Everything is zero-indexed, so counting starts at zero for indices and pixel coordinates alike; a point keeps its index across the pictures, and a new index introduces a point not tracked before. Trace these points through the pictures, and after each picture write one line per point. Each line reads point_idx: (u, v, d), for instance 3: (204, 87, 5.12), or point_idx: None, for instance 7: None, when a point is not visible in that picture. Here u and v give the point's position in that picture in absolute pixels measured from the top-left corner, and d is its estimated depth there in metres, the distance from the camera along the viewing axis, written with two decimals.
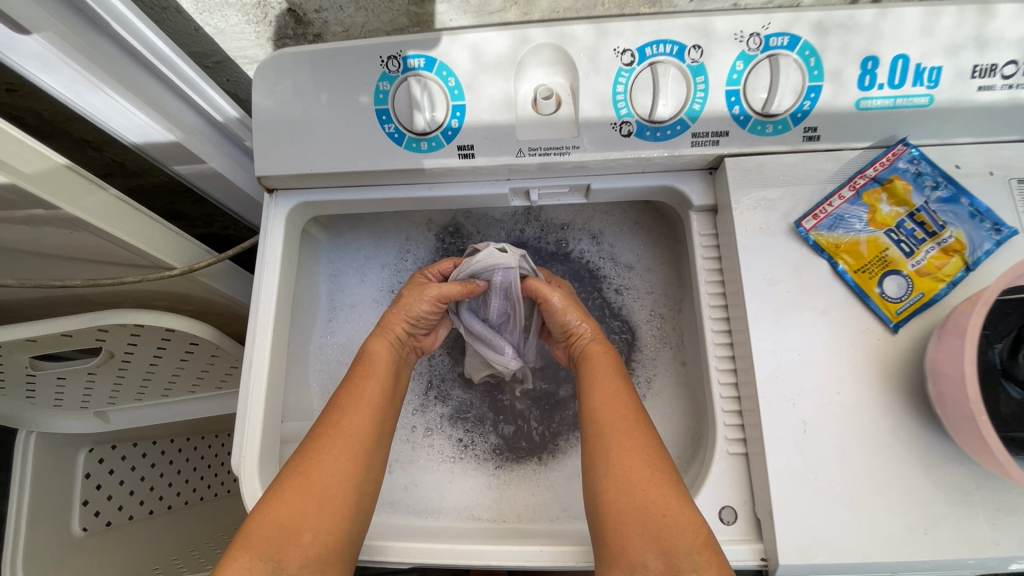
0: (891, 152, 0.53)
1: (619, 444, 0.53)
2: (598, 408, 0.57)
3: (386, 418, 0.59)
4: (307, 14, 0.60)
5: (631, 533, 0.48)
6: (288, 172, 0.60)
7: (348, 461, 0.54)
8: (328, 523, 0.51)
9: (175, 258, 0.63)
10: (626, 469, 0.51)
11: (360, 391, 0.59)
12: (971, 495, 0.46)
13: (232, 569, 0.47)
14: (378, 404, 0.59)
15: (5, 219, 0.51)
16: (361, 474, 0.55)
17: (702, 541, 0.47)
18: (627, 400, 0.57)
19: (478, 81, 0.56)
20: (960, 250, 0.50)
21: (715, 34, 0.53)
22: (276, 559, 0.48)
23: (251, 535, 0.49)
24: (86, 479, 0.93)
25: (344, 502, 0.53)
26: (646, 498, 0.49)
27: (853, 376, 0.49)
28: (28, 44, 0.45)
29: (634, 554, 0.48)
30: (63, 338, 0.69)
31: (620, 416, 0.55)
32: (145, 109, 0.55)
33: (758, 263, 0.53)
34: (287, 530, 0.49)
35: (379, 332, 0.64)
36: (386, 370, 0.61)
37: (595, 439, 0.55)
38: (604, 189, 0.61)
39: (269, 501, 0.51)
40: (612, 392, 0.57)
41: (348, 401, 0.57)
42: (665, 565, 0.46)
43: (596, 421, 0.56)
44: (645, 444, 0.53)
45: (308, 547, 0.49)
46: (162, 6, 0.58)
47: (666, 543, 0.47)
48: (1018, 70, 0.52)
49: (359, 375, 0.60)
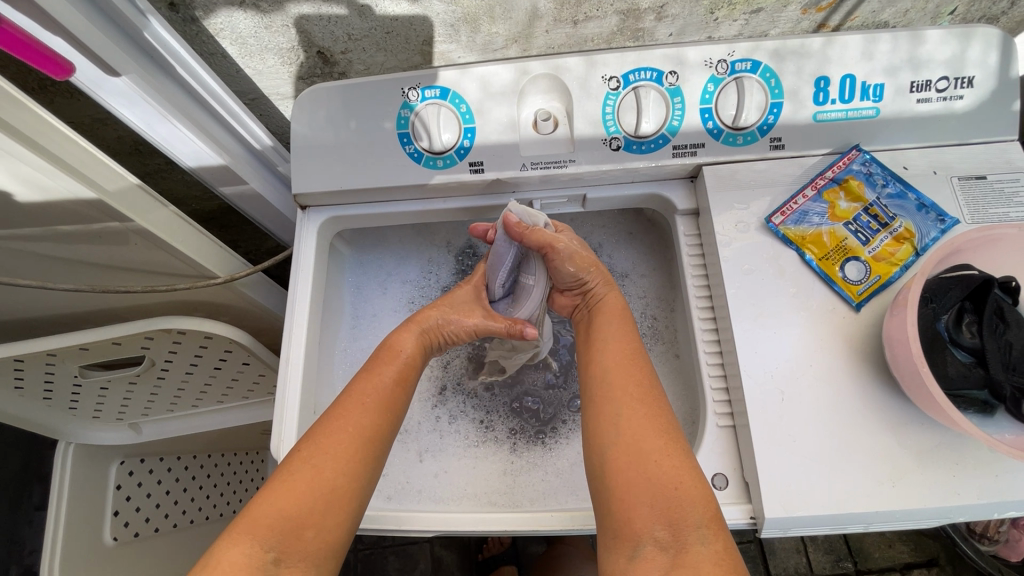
0: (845, 157, 0.62)
1: (633, 411, 0.57)
2: (613, 364, 0.61)
3: (397, 418, 0.62)
4: (334, 55, 0.69)
5: (640, 505, 0.51)
6: (322, 189, 0.68)
7: (360, 464, 0.56)
8: (332, 522, 0.53)
9: (218, 267, 0.72)
10: (638, 440, 0.55)
11: (381, 394, 0.61)
12: (931, 451, 0.52)
13: (230, 554, 0.49)
14: (393, 408, 0.61)
15: (82, 232, 0.60)
16: (367, 476, 0.57)
17: (710, 516, 0.51)
18: (639, 371, 0.60)
19: (486, 107, 0.65)
20: (910, 238, 0.58)
21: (689, 62, 0.62)
22: (278, 552, 0.50)
23: (254, 525, 0.51)
24: (118, 490, 0.94)
25: (348, 504, 0.55)
26: (657, 469, 0.52)
27: (823, 350, 0.56)
28: (116, 84, 0.54)
29: (642, 525, 0.51)
30: (112, 347, 0.76)
31: (634, 380, 0.59)
32: (202, 136, 0.64)
33: (735, 255, 0.60)
34: (293, 525, 0.51)
35: (404, 331, 0.67)
36: (401, 372, 0.64)
37: (607, 401, 0.59)
38: (599, 198, 0.69)
39: (277, 493, 0.53)
40: (629, 351, 0.62)
41: (366, 403, 0.59)
42: (671, 535, 0.50)
43: (607, 382, 0.60)
44: (655, 414, 0.56)
45: (310, 545, 0.52)
46: (211, 53, 0.66)
47: (676, 516, 0.50)
48: (948, 85, 0.61)
49: (378, 377, 0.62)
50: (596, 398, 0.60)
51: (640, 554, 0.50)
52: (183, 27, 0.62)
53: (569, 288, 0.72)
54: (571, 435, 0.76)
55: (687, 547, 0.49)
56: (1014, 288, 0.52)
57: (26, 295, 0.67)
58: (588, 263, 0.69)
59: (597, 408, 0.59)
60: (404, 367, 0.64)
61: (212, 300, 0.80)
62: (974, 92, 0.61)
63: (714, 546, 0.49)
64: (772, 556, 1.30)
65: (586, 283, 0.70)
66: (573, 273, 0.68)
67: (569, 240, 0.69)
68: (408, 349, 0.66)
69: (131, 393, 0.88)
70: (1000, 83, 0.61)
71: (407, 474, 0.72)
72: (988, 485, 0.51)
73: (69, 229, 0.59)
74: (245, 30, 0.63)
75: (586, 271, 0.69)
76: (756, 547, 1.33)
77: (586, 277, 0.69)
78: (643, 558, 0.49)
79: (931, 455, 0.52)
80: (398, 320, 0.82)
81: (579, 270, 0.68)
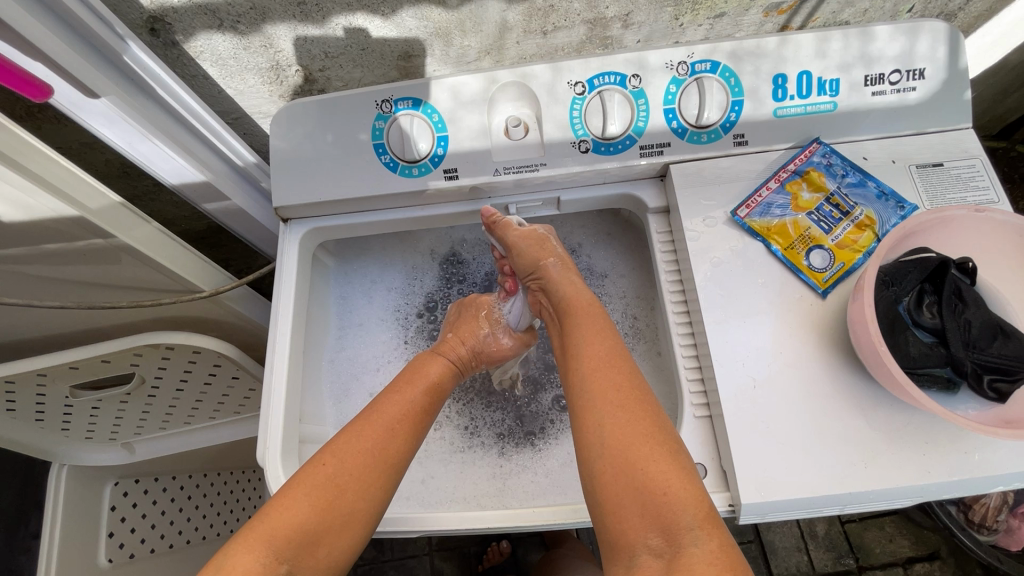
0: (806, 150, 0.64)
1: (615, 420, 0.55)
2: (591, 368, 0.60)
3: (420, 440, 0.62)
4: (313, 73, 0.71)
5: (630, 514, 0.51)
6: (303, 201, 0.70)
7: (381, 487, 0.57)
8: (344, 542, 0.54)
9: (203, 281, 0.73)
10: (623, 448, 0.53)
11: (410, 418, 0.61)
12: (902, 432, 0.53)
13: (243, 562, 0.49)
14: (418, 433, 0.61)
15: (68, 250, 0.62)
16: (385, 497, 0.57)
17: (703, 517, 0.50)
18: (621, 375, 0.59)
19: (458, 115, 0.67)
20: (871, 225, 0.60)
21: (651, 65, 0.64)
22: (291, 563, 0.51)
23: (268, 534, 0.51)
24: (113, 512, 0.94)
25: (364, 523, 0.55)
26: (645, 475, 0.52)
27: (793, 337, 0.57)
28: (96, 106, 0.56)
29: (634, 535, 0.51)
30: (101, 365, 0.77)
31: (613, 386, 0.58)
32: (183, 154, 0.66)
33: (704, 250, 0.62)
34: (309, 540, 0.52)
35: (434, 356, 0.69)
36: (428, 394, 0.64)
37: (589, 410, 0.57)
38: (573, 200, 0.71)
39: (298, 505, 0.53)
40: (605, 353, 0.61)
41: (394, 427, 0.59)
42: (666, 542, 0.50)
43: (590, 392, 0.58)
44: (639, 419, 0.55)
45: (321, 561, 0.53)
46: (191, 75, 0.69)
47: (668, 522, 0.50)
48: (901, 78, 0.63)
49: (408, 399, 0.62)
50: (580, 406, 0.58)
51: (637, 562, 0.50)
52: (163, 51, 0.64)
53: (529, 283, 0.73)
54: (558, 436, 0.77)
55: (682, 550, 0.49)
56: (971, 269, 0.54)
57: (15, 316, 0.68)
58: (544, 254, 0.70)
59: (582, 416, 0.58)
60: (433, 391, 0.65)
61: (199, 315, 0.82)
62: (926, 83, 0.63)
63: (709, 546, 0.49)
64: (773, 556, 1.29)
65: (541, 277, 0.70)
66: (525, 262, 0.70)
67: (528, 234, 0.71)
68: (437, 373, 0.67)
69: (121, 414, 0.88)
70: (952, 75, 0.63)
71: None
72: (959, 462, 0.52)
73: (54, 247, 0.61)
74: (225, 52, 0.65)
75: (541, 262, 0.70)
76: (755, 546, 1.32)
77: (544, 265, 0.70)
78: (640, 567, 0.50)
79: (902, 435, 0.53)
80: (384, 329, 0.83)
81: (535, 261, 0.70)
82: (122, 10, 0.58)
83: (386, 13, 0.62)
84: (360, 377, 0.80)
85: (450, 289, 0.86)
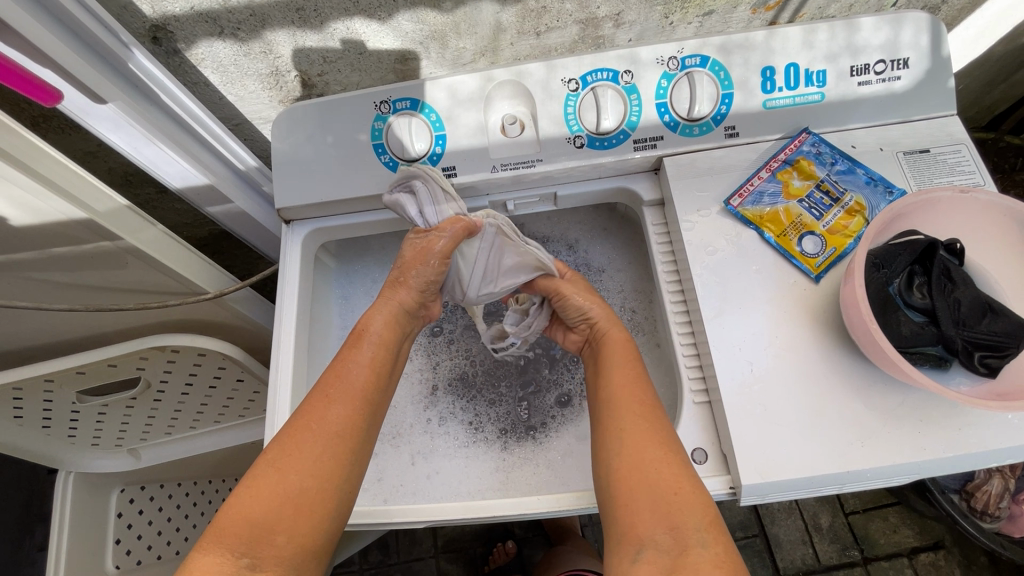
0: (795, 140, 0.65)
1: (636, 424, 0.57)
2: (620, 383, 0.62)
3: (368, 407, 0.60)
4: (311, 78, 0.73)
5: (641, 510, 0.52)
6: (305, 202, 0.71)
7: (328, 461, 0.55)
8: (304, 525, 0.53)
9: (208, 283, 0.75)
10: (639, 450, 0.55)
11: (348, 385, 0.59)
12: (897, 411, 0.54)
13: (204, 562, 0.49)
14: (362, 396, 0.60)
15: (75, 253, 0.63)
16: (339, 471, 0.56)
17: (710, 520, 0.51)
18: (645, 389, 0.61)
19: (455, 113, 0.69)
20: (861, 210, 0.62)
21: (642, 60, 0.66)
22: (250, 556, 0.50)
23: (223, 532, 0.51)
24: (119, 518, 0.95)
25: (320, 503, 0.54)
26: (656, 474, 0.53)
27: (788, 322, 0.59)
28: (104, 111, 0.58)
29: (644, 529, 0.51)
30: (108, 369, 0.77)
31: (637, 396, 0.60)
32: (187, 158, 0.67)
33: (699, 239, 0.63)
34: (262, 530, 0.51)
35: (373, 312, 0.66)
36: (370, 357, 0.62)
37: (611, 415, 0.60)
38: (569, 195, 0.73)
39: (245, 497, 0.53)
40: (633, 374, 0.63)
41: (330, 399, 0.58)
42: (673, 539, 0.50)
43: (611, 403, 0.60)
44: (655, 424, 0.57)
45: (283, 549, 0.51)
46: (193, 82, 0.70)
47: (676, 519, 0.51)
48: (886, 68, 0.65)
49: (346, 366, 0.61)
50: (602, 413, 0.61)
51: (642, 556, 0.50)
52: (166, 59, 0.65)
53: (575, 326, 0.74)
54: (561, 428, 0.77)
55: (687, 549, 0.49)
56: (959, 250, 0.55)
57: (23, 322, 0.69)
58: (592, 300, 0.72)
59: (603, 420, 0.60)
60: (374, 352, 0.63)
61: (204, 318, 0.83)
62: (911, 72, 0.65)
63: (714, 550, 0.50)
64: (778, 549, 1.29)
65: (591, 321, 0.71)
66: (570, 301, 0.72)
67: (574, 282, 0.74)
68: (377, 330, 0.64)
69: (127, 420, 0.88)
70: (936, 63, 0.65)
71: (400, 476, 0.74)
72: (954, 439, 0.53)
73: (61, 251, 0.62)
74: (225, 58, 0.66)
75: (590, 309, 0.71)
76: (761, 541, 1.32)
77: (591, 313, 0.71)
78: (644, 561, 0.50)
79: (897, 414, 0.54)
80: None
81: (585, 302, 0.71)
82: (125, 20, 0.59)
83: (382, 18, 0.64)
84: None
85: None
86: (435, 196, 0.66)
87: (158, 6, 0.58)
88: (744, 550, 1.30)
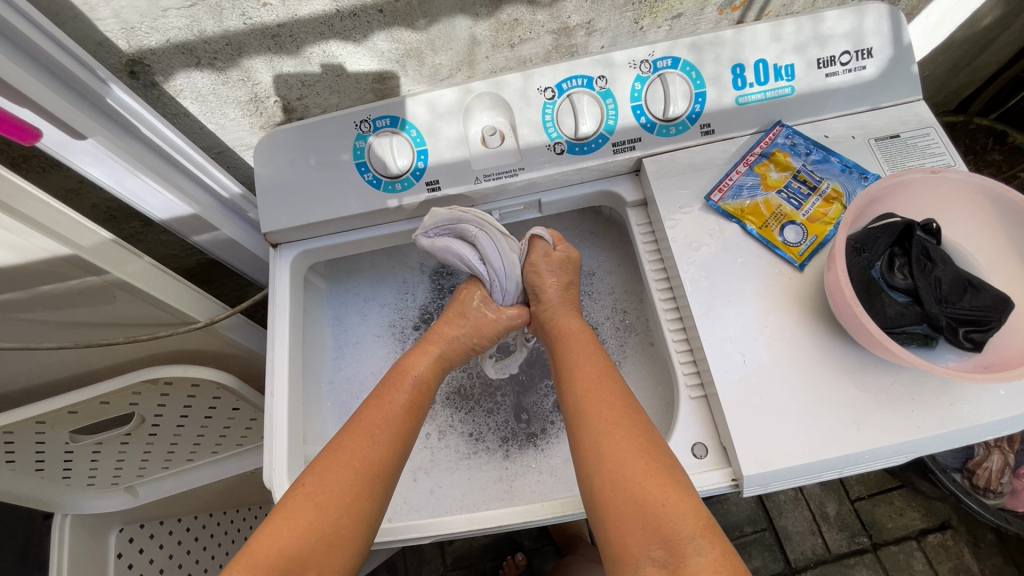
0: (770, 133, 0.67)
1: (609, 436, 0.56)
2: (583, 389, 0.61)
3: (407, 450, 0.60)
4: (291, 102, 0.73)
5: (630, 528, 0.51)
6: (291, 225, 0.72)
7: (366, 501, 0.55)
8: (334, 563, 0.52)
9: (198, 312, 0.74)
10: (619, 465, 0.54)
11: (392, 423, 0.60)
12: (889, 391, 0.55)
13: None
14: (404, 437, 0.60)
15: (61, 291, 0.62)
16: (372, 511, 0.55)
17: (703, 525, 0.50)
18: (611, 394, 0.60)
19: (436, 127, 0.70)
20: (838, 197, 0.63)
21: (616, 63, 0.67)
22: None
23: (254, 561, 0.50)
24: (119, 558, 0.93)
25: (351, 542, 0.54)
26: (644, 490, 0.52)
27: (776, 310, 0.59)
28: (84, 147, 0.58)
29: (637, 547, 0.51)
30: (100, 407, 0.76)
31: (606, 406, 0.59)
32: (168, 187, 0.67)
33: (684, 236, 0.64)
34: (295, 566, 0.50)
35: (417, 353, 0.67)
36: (411, 398, 0.62)
37: (583, 431, 0.58)
38: (553, 201, 0.74)
39: (280, 528, 0.52)
40: (594, 373, 0.62)
41: (374, 437, 0.58)
42: (669, 553, 0.49)
43: (583, 415, 0.59)
44: (633, 434, 0.56)
45: None
46: (172, 113, 0.70)
47: (668, 533, 0.50)
48: (852, 58, 0.66)
49: (386, 404, 0.61)
50: (575, 425, 0.59)
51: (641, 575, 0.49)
52: (144, 92, 0.66)
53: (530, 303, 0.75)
54: (561, 434, 0.77)
55: (686, 561, 0.49)
56: (935, 230, 0.57)
57: (12, 364, 0.68)
58: (553, 282, 0.72)
59: (577, 434, 0.59)
60: (417, 391, 0.64)
61: (196, 347, 0.82)
62: (875, 61, 0.67)
63: (712, 554, 0.49)
64: (788, 542, 1.29)
65: (541, 301, 0.72)
66: (533, 285, 0.72)
67: (539, 255, 0.73)
68: (421, 371, 0.65)
69: (122, 458, 0.87)
70: (899, 51, 0.67)
71: (403, 493, 0.73)
72: (946, 415, 0.54)
73: (48, 289, 0.62)
74: (204, 88, 0.67)
75: (545, 292, 0.72)
76: (770, 534, 1.32)
77: (545, 294, 0.72)
78: None
79: (888, 394, 0.55)
80: (380, 347, 0.85)
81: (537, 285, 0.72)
82: (101, 55, 0.60)
83: (358, 39, 0.65)
84: (361, 394, 0.81)
85: (443, 299, 0.88)
86: (490, 239, 0.70)
87: (133, 40, 0.58)
88: (754, 545, 1.30)
